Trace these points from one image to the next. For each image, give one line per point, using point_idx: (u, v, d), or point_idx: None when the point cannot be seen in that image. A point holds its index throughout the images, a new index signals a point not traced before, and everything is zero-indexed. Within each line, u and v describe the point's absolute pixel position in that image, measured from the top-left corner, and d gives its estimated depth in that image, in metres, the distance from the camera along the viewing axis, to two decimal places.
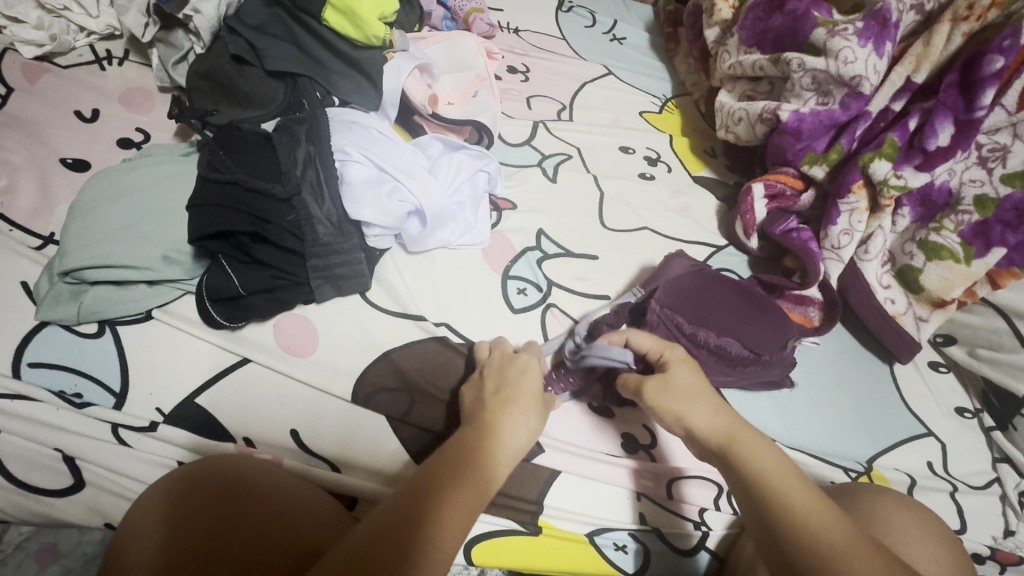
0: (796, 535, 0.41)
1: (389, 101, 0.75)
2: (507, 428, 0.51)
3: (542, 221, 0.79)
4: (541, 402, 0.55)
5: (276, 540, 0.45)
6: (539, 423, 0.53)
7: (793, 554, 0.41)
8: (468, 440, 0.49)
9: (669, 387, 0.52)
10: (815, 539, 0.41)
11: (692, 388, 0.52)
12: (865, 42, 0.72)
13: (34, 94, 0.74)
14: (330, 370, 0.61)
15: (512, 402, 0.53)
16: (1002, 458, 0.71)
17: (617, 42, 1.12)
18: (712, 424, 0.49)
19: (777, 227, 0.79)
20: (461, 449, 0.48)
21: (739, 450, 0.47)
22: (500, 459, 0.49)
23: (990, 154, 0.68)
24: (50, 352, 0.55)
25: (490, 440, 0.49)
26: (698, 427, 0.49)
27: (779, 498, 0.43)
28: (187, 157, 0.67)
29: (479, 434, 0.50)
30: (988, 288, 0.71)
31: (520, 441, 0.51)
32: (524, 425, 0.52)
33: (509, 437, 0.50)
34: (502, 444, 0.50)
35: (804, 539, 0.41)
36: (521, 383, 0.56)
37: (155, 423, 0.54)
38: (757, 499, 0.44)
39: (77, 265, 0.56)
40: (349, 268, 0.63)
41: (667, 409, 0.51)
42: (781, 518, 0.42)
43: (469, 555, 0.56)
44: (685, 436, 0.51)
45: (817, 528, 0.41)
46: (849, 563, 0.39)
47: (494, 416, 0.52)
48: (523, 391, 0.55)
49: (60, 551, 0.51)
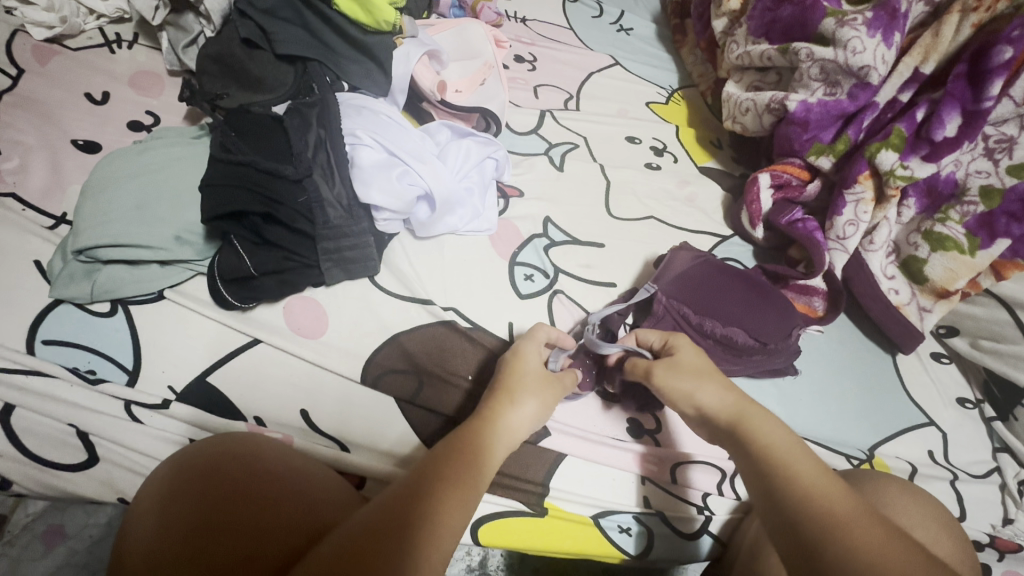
0: (798, 502, 0.42)
1: (399, 86, 0.75)
2: (510, 414, 0.51)
3: (549, 209, 0.79)
4: (544, 385, 0.55)
5: (284, 512, 0.45)
6: (542, 403, 0.53)
7: (794, 520, 0.42)
8: (472, 424, 0.50)
9: (677, 366, 0.54)
10: (816, 507, 0.42)
11: (699, 367, 0.53)
12: (874, 32, 0.72)
13: (45, 76, 0.74)
14: (339, 351, 0.61)
15: (510, 389, 0.53)
16: (1002, 448, 0.71)
17: (623, 33, 1.12)
18: (721, 401, 0.50)
19: (783, 217, 0.79)
20: (466, 431, 0.49)
21: (748, 426, 0.48)
22: (502, 443, 0.50)
23: (996, 145, 0.68)
24: (64, 330, 0.56)
25: (493, 425, 0.50)
26: (706, 404, 0.51)
27: (783, 469, 0.44)
28: (198, 139, 0.67)
29: (481, 420, 0.50)
30: (992, 279, 0.71)
31: (525, 427, 0.52)
32: (527, 409, 0.52)
33: (509, 421, 0.51)
34: (505, 429, 0.50)
35: (807, 507, 0.42)
36: (519, 368, 0.56)
37: (168, 401, 0.55)
38: (761, 469, 0.45)
39: (90, 244, 0.57)
40: (358, 252, 0.64)
41: (676, 388, 0.52)
42: (785, 486, 0.43)
43: (475, 534, 0.57)
44: (696, 416, 0.52)
45: (819, 497, 0.42)
46: (850, 531, 0.40)
47: (493, 403, 0.52)
48: (522, 377, 0.55)
49: (66, 532, 0.54)
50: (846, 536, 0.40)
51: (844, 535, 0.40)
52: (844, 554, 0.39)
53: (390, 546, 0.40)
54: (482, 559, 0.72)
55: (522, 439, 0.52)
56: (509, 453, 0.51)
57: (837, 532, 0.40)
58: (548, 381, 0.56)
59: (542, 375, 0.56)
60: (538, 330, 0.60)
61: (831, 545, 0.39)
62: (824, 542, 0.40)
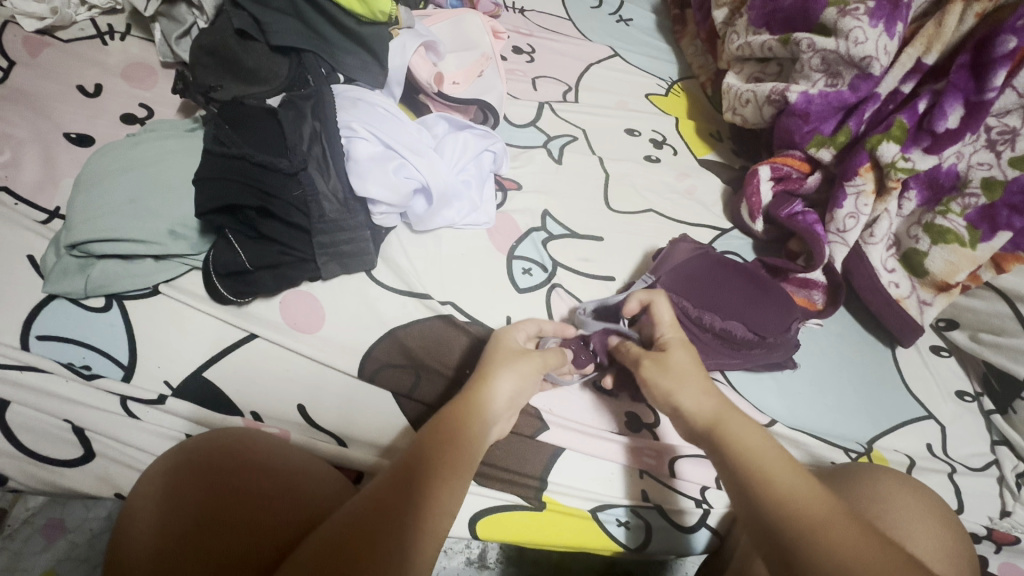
0: (780, 497, 0.42)
1: (395, 79, 0.73)
2: (487, 391, 0.51)
3: (547, 203, 0.79)
4: (519, 358, 0.54)
5: (280, 506, 0.45)
6: (518, 375, 0.53)
7: (782, 515, 0.41)
8: (451, 409, 0.49)
9: (665, 366, 0.53)
10: (798, 503, 0.41)
11: (686, 369, 0.52)
12: (876, 22, 0.71)
13: (36, 68, 0.73)
14: (336, 346, 0.61)
15: (485, 368, 0.53)
16: (1001, 441, 0.71)
17: (623, 23, 1.11)
18: (701, 405, 0.50)
19: (782, 210, 0.79)
20: (446, 416, 0.48)
21: (726, 428, 0.47)
22: (483, 420, 0.49)
23: (999, 137, 0.67)
24: (59, 325, 0.56)
25: (475, 407, 0.49)
26: (685, 406, 0.50)
27: (764, 463, 0.44)
28: (192, 132, 0.66)
29: (460, 404, 0.50)
30: (992, 272, 0.71)
31: (504, 401, 0.51)
32: (503, 382, 0.52)
33: (491, 403, 0.50)
34: (486, 410, 0.50)
35: (791, 503, 0.42)
36: (500, 346, 0.56)
37: (164, 396, 0.55)
38: (747, 464, 0.45)
39: (83, 238, 0.56)
40: (355, 246, 0.63)
41: (659, 385, 0.53)
42: (771, 482, 0.43)
43: (474, 528, 0.57)
44: (672, 414, 0.52)
45: (802, 491, 0.42)
46: (836, 527, 0.40)
47: (470, 386, 0.52)
48: (504, 353, 0.55)
49: (65, 527, 0.56)
50: (834, 534, 0.39)
51: (832, 533, 0.40)
52: (831, 548, 0.39)
53: (384, 537, 0.40)
54: (481, 553, 0.72)
55: (506, 415, 0.52)
56: (492, 429, 0.51)
57: (826, 533, 0.40)
58: (524, 353, 0.55)
59: (521, 350, 0.56)
60: (524, 321, 0.60)
61: (819, 544, 0.39)
62: (810, 537, 0.40)
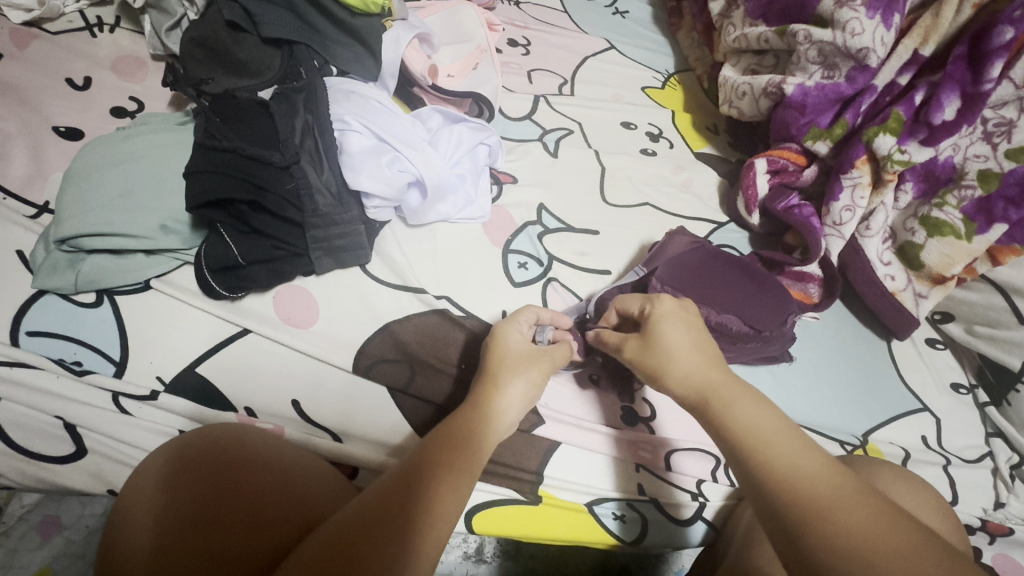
0: (778, 482, 0.41)
1: (388, 71, 0.73)
2: (499, 400, 0.50)
3: (543, 196, 0.78)
4: (529, 363, 0.54)
5: (281, 506, 0.45)
6: (530, 382, 0.52)
7: (780, 503, 0.40)
8: (461, 414, 0.49)
9: (651, 345, 0.51)
10: (798, 488, 0.40)
11: (675, 343, 0.50)
12: (873, 14, 0.71)
13: (23, 60, 0.72)
14: (329, 341, 0.60)
15: (494, 373, 0.52)
16: (995, 433, 0.71)
17: (619, 16, 1.10)
18: (687, 381, 0.48)
19: (779, 202, 0.78)
20: (456, 420, 0.48)
21: (722, 401, 0.46)
22: (496, 427, 0.49)
23: (995, 129, 0.67)
24: (49, 320, 0.55)
25: (484, 414, 0.49)
26: (674, 379, 0.49)
27: (765, 456, 0.42)
28: (184, 125, 0.66)
29: (471, 409, 0.50)
30: (988, 264, 0.71)
31: (517, 409, 0.51)
32: (515, 390, 0.51)
33: (501, 409, 0.50)
34: (498, 421, 0.50)
35: (793, 495, 0.40)
36: (501, 351, 0.54)
37: (156, 392, 0.55)
38: (743, 447, 0.43)
39: (74, 233, 0.55)
40: (348, 240, 0.62)
41: (648, 366, 0.51)
42: (768, 470, 0.42)
43: (469, 523, 0.57)
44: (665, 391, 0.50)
45: (804, 484, 0.40)
46: (838, 514, 0.38)
47: (482, 391, 0.51)
48: (507, 359, 0.54)
49: (61, 523, 0.55)
50: (833, 522, 0.38)
51: (832, 521, 0.38)
52: (826, 540, 0.37)
53: (388, 542, 0.40)
54: (478, 547, 0.72)
55: (518, 421, 0.52)
56: (503, 436, 0.51)
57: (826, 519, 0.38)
58: (531, 357, 0.54)
59: (526, 352, 0.55)
60: (524, 310, 0.59)
61: (813, 531, 0.38)
62: (809, 525, 0.38)
